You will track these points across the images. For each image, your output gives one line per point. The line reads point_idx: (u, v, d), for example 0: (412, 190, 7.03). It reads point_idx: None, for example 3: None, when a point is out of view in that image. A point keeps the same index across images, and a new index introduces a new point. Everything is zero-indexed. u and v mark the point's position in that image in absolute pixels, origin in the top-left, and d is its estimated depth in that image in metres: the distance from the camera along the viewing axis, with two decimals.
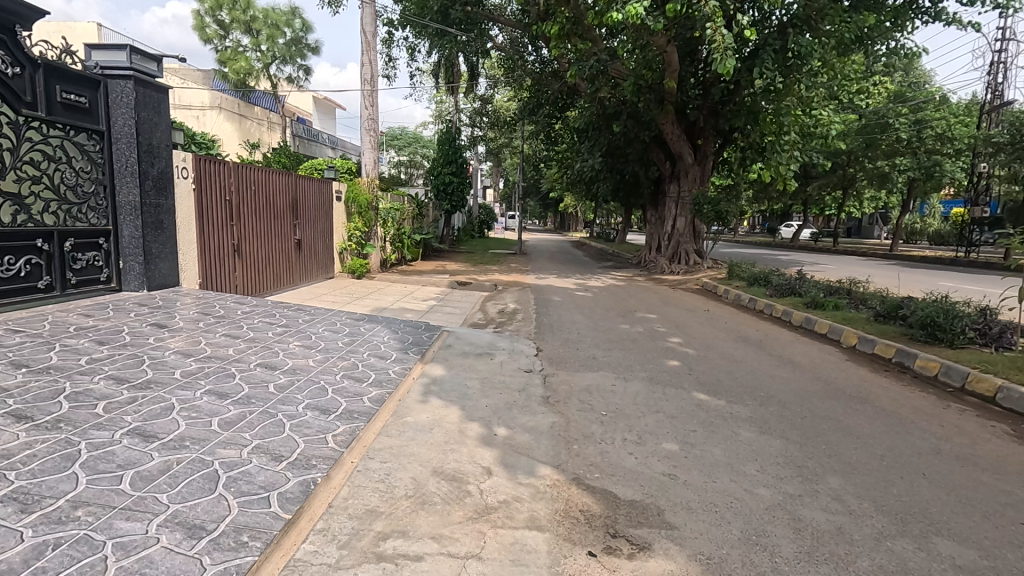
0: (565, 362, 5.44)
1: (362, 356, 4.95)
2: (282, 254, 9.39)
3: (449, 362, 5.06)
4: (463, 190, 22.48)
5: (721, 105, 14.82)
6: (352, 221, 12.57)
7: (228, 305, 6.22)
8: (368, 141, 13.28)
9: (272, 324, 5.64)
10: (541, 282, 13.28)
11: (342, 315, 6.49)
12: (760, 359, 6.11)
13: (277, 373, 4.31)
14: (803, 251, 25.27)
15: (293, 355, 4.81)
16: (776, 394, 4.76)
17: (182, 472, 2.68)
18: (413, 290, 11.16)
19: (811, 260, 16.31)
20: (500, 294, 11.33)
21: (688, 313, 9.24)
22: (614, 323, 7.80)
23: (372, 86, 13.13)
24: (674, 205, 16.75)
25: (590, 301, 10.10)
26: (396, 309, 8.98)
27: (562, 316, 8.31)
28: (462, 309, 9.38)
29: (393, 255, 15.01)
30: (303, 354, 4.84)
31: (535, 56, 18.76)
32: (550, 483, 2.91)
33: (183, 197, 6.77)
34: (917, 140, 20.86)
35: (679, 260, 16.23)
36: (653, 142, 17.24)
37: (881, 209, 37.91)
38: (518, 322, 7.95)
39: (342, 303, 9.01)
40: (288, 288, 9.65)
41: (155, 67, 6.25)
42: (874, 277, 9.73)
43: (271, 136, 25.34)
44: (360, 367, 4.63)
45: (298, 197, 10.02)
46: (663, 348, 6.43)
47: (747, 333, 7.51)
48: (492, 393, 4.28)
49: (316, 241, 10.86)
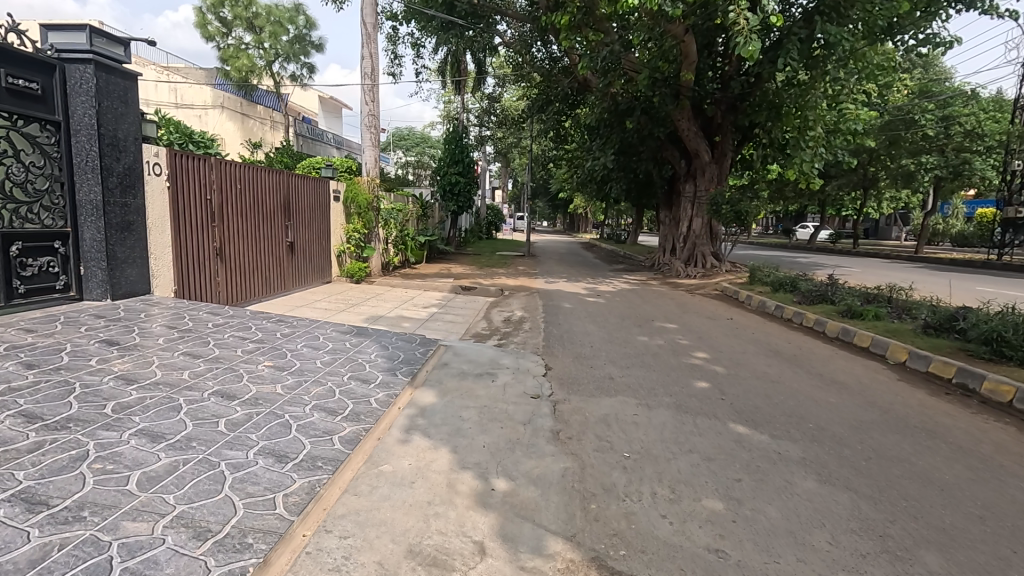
0: (577, 384, 4.73)
1: (341, 379, 4.28)
2: (272, 258, 8.75)
3: (443, 385, 4.37)
4: (469, 190, 21.82)
5: (741, 100, 14.04)
6: (351, 222, 11.96)
7: (200, 316, 5.58)
8: (368, 139, 12.66)
9: (244, 339, 4.98)
10: (550, 287, 12.59)
11: (328, 328, 5.82)
12: (799, 378, 5.37)
13: (235, 404, 3.63)
14: (823, 253, 24.33)
15: (260, 379, 4.13)
16: (829, 427, 4.02)
17: (60, 564, 1.97)
18: (414, 295, 10.51)
19: (835, 264, 15.44)
20: (506, 300, 10.65)
21: (710, 321, 8.48)
22: (631, 334, 7.08)
23: (373, 81, 12.52)
24: (690, 205, 15.97)
25: (603, 308, 9.38)
26: (393, 317, 8.31)
27: (573, 325, 7.61)
28: (465, 317, 8.70)
29: (395, 258, 14.37)
30: (272, 378, 4.15)
31: (544, 52, 18.13)
32: (561, 569, 2.21)
33: (155, 197, 6.15)
34: (945, 137, 19.88)
35: (695, 263, 15.47)
36: (667, 140, 16.50)
37: (901, 209, 36.75)
38: (525, 333, 7.26)
39: (335, 311, 8.36)
40: (278, 294, 9.02)
41: (122, 52, 5.68)
42: (913, 283, 8.91)
43: (275, 135, 24.98)
44: (336, 395, 3.94)
45: (291, 196, 9.38)
46: (688, 365, 5.71)
47: (779, 347, 6.75)
48: (491, 427, 3.58)
49: (310, 244, 10.23)
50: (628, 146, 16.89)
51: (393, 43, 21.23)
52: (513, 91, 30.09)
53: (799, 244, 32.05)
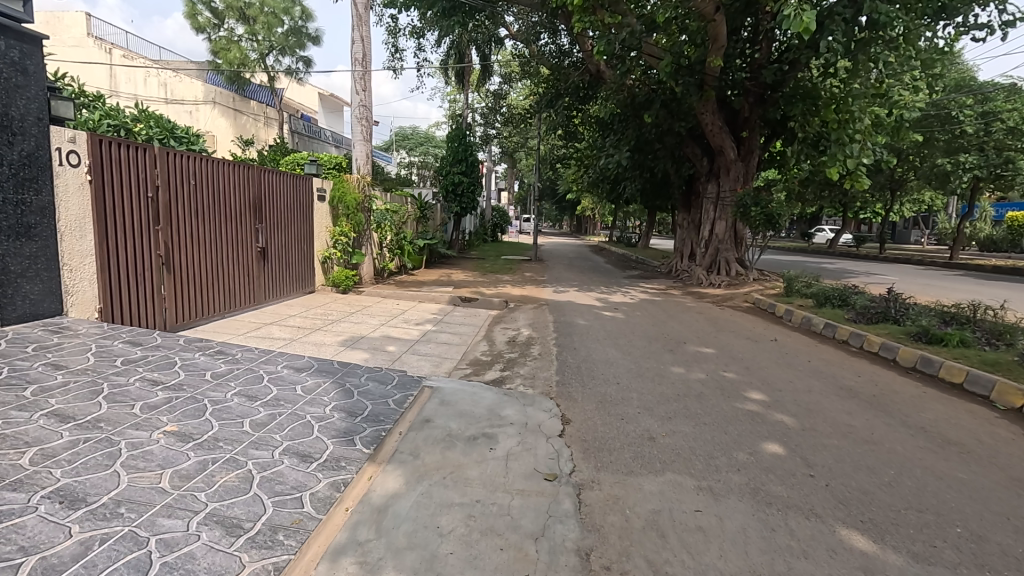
0: (607, 454, 3.42)
1: (271, 457, 2.85)
2: (237, 268, 7.52)
3: (420, 461, 3.06)
4: (473, 190, 20.59)
5: (771, 90, 12.70)
6: (338, 224, 10.68)
7: (113, 346, 4.27)
8: (359, 132, 11.39)
9: (154, 387, 3.56)
10: (561, 297, 11.27)
11: (281, 362, 4.49)
12: (900, 437, 4.03)
13: (78, 516, 2.17)
14: (849, 258, 22.82)
15: (146, 457, 2.68)
16: (991, 535, 2.69)
17: None
18: (406, 308, 9.21)
19: (874, 274, 13.97)
20: (511, 314, 9.35)
21: (752, 345, 7.14)
22: (663, 366, 5.76)
23: (364, 68, 11.30)
24: (714, 207, 14.67)
25: (624, 326, 8.06)
26: (376, 337, 7.01)
27: (592, 350, 6.29)
28: (462, 337, 7.39)
29: (390, 263, 13.10)
30: (164, 456, 2.71)
31: (551, 44, 17.10)
32: None
33: (69, 193, 4.92)
34: (986, 134, 18.35)
35: (718, 270, 14.09)
36: (687, 135, 15.16)
37: (925, 211, 35.06)
38: (534, 362, 5.94)
39: (308, 330, 7.06)
40: (246, 310, 7.80)
41: (23, 10, 4.65)
42: (993, 302, 7.49)
43: (269, 132, 23.86)
44: (252, 492, 2.51)
45: (262, 194, 8.15)
46: (745, 412, 4.38)
47: (850, 383, 5.41)
48: (483, 554, 2.27)
49: (288, 250, 9.00)
50: (644, 143, 15.55)
51: (393, 35, 20.05)
52: (519, 87, 28.79)
53: (819, 249, 30.46)
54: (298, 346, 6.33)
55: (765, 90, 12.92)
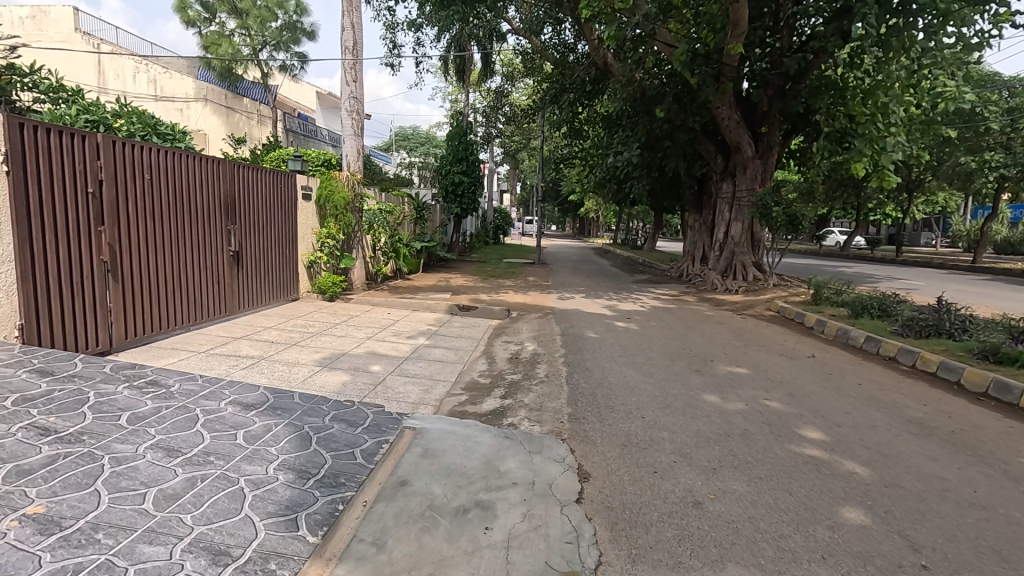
0: (644, 536, 2.53)
1: (166, 564, 2.00)
2: (205, 275, 6.66)
3: (384, 558, 2.19)
4: (474, 191, 19.75)
5: (793, 82, 11.85)
6: (326, 225, 9.79)
7: (13, 377, 3.38)
8: (351, 125, 10.54)
9: (37, 441, 2.66)
10: (567, 305, 10.39)
11: (229, 395, 3.60)
12: (1011, 496, 3.15)
13: None
14: (867, 262, 21.85)
15: None
16: None
17: None
18: (397, 319, 8.33)
19: (903, 282, 13.01)
20: (513, 324, 8.46)
21: (789, 363, 6.25)
22: (695, 394, 4.86)
23: (355, 56, 10.44)
24: (729, 207, 13.79)
25: (641, 340, 7.18)
26: (359, 355, 6.14)
27: (608, 372, 5.39)
28: (457, 354, 6.49)
29: (384, 267, 12.23)
30: None
31: (554, 37, 16.30)
32: None
33: None
34: (1013, 131, 17.35)
35: (734, 275, 13.18)
36: (701, 132, 14.27)
37: (938, 211, 33.92)
38: (541, 387, 5.04)
39: (282, 346, 6.19)
40: (215, 322, 6.94)
41: None
42: None
43: (262, 131, 23.04)
44: None
45: (236, 191, 7.32)
46: (810, 461, 3.47)
47: (920, 415, 4.52)
48: None
49: (267, 254, 8.14)
50: (655, 140, 14.62)
51: (390, 29, 19.22)
52: (521, 85, 27.94)
53: (831, 251, 29.46)
54: (267, 365, 5.45)
55: (785, 81, 12.08)
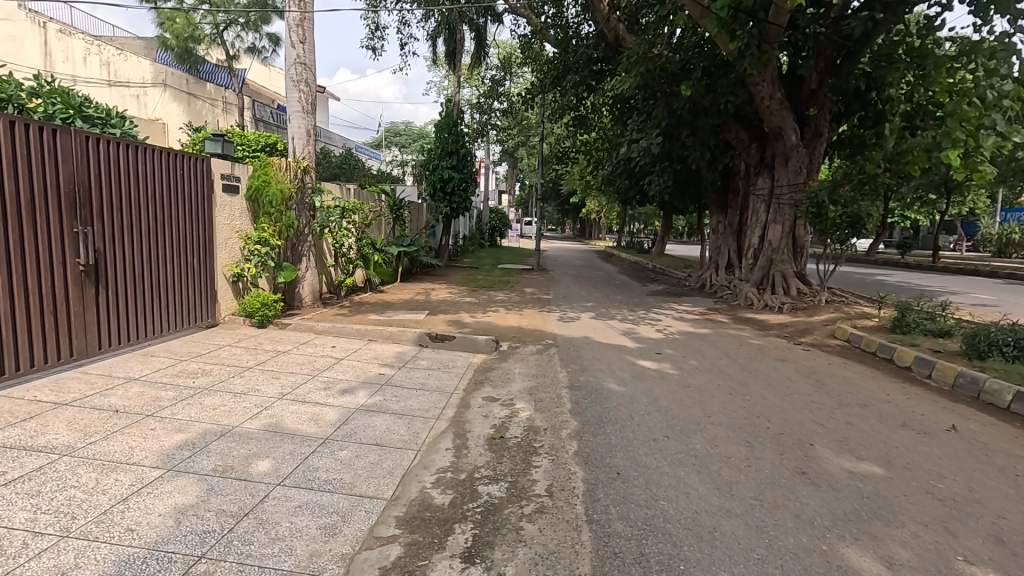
0: None
1: None
2: (27, 303, 4.40)
3: None
4: (466, 188, 17.54)
5: (853, 52, 9.67)
6: (258, 226, 7.42)
7: None
8: (298, 97, 8.22)
9: None
10: (574, 330, 8.11)
11: None
12: None
13: None
14: (905, 270, 19.47)
15: None
16: None
17: None
18: (340, 358, 5.99)
19: (978, 301, 10.70)
20: (501, 364, 6.15)
21: (935, 449, 3.91)
22: (835, 553, 2.53)
23: (304, 8, 8.12)
24: (765, 207, 11.50)
25: (687, 397, 4.85)
26: (245, 435, 3.81)
27: (658, 490, 3.05)
28: (410, 429, 4.15)
29: (345, 278, 9.86)
30: None
31: (555, 11, 14.23)
32: None
33: None
34: None
35: (773, 288, 10.88)
36: (731, 116, 11.99)
37: (959, 214, 31.61)
38: (540, 529, 2.71)
39: (124, 420, 3.86)
40: (53, 371, 4.65)
41: None
42: None
43: (229, 119, 20.91)
44: None
45: (99, 178, 5.06)
46: None
47: None
48: None
49: (159, 266, 5.83)
50: (676, 127, 12.37)
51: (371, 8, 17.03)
52: (520, 76, 25.64)
53: (854, 256, 27.12)
54: (62, 469, 3.12)
55: (841, 52, 9.92)
